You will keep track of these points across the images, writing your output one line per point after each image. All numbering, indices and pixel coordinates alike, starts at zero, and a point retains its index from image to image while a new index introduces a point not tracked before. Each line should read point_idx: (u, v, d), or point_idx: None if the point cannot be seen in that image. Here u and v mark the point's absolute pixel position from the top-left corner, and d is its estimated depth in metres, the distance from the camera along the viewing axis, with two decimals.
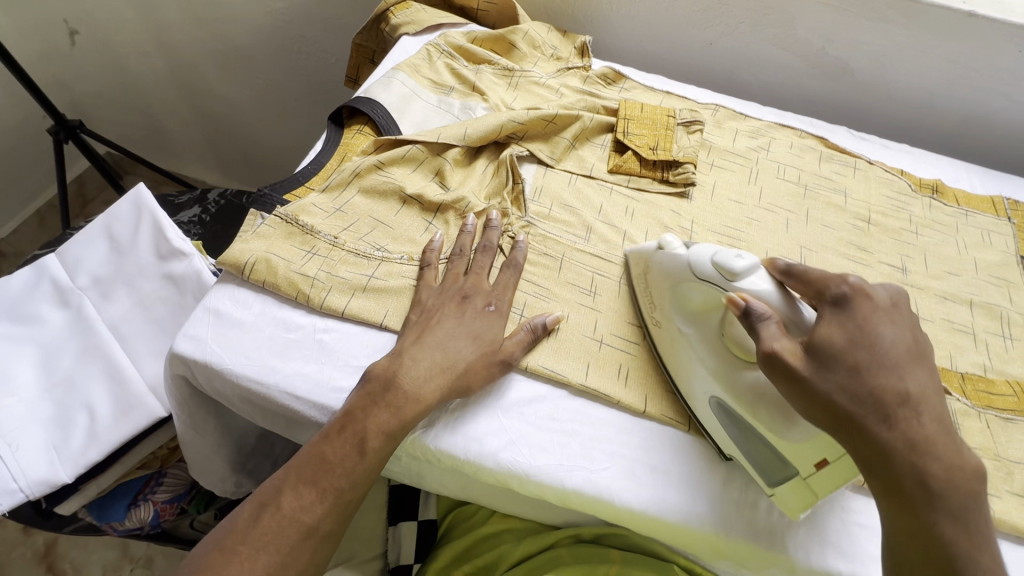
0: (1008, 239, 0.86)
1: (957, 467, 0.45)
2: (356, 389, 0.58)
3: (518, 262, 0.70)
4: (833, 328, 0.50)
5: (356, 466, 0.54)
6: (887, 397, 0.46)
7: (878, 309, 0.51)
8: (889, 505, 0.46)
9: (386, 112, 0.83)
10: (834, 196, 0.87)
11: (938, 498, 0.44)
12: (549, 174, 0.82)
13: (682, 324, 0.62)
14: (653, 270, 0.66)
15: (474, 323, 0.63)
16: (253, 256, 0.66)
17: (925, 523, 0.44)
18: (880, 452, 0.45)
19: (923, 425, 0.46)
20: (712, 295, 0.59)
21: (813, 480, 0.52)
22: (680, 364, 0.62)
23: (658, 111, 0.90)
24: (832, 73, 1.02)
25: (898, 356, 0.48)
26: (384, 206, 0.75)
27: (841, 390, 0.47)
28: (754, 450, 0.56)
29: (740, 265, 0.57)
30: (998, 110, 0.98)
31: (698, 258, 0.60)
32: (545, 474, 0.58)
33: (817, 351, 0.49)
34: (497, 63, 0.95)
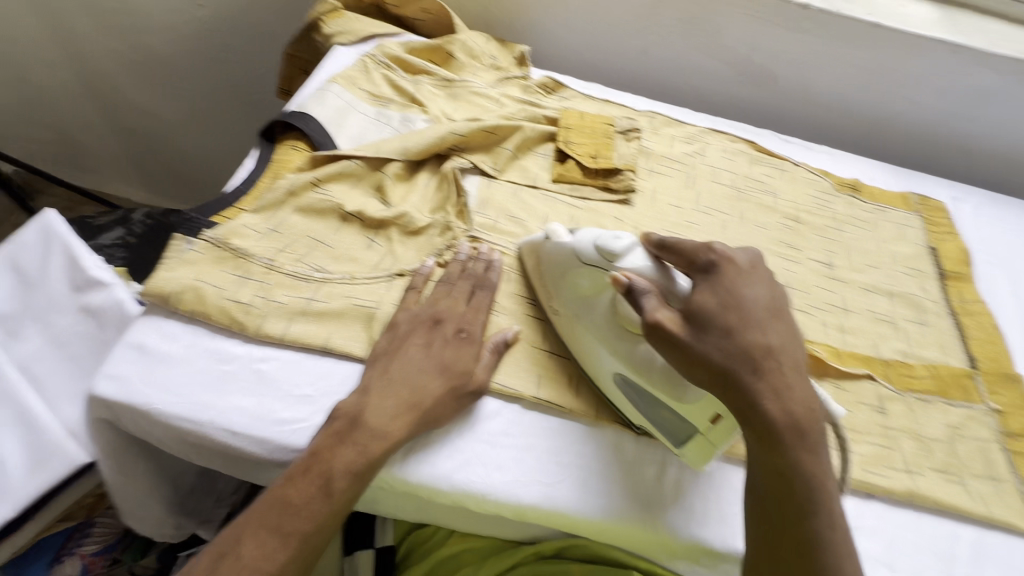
0: (919, 232, 0.93)
1: (807, 406, 0.51)
2: (322, 428, 0.55)
3: (491, 286, 0.68)
4: (706, 293, 0.54)
5: (321, 509, 0.51)
6: (755, 352, 0.51)
7: (741, 273, 0.55)
8: (760, 448, 0.50)
9: (321, 127, 0.80)
10: (764, 197, 0.91)
11: (796, 437, 0.50)
12: (493, 185, 0.82)
13: (575, 309, 0.64)
14: (544, 260, 0.67)
15: (443, 354, 0.61)
16: (179, 284, 0.62)
17: (789, 459, 0.49)
18: (749, 401, 0.50)
19: (783, 372, 0.51)
20: (598, 276, 0.62)
21: (712, 433, 0.56)
22: (584, 352, 0.63)
23: (597, 120, 0.91)
24: (759, 79, 1.08)
25: (760, 312, 0.53)
26: (323, 225, 0.72)
27: (717, 350, 0.51)
28: (657, 417, 0.59)
29: (620, 245, 0.60)
30: (904, 112, 1.07)
31: (583, 243, 0.63)
32: (502, 492, 0.58)
33: (694, 316, 0.52)
34: (436, 73, 0.94)
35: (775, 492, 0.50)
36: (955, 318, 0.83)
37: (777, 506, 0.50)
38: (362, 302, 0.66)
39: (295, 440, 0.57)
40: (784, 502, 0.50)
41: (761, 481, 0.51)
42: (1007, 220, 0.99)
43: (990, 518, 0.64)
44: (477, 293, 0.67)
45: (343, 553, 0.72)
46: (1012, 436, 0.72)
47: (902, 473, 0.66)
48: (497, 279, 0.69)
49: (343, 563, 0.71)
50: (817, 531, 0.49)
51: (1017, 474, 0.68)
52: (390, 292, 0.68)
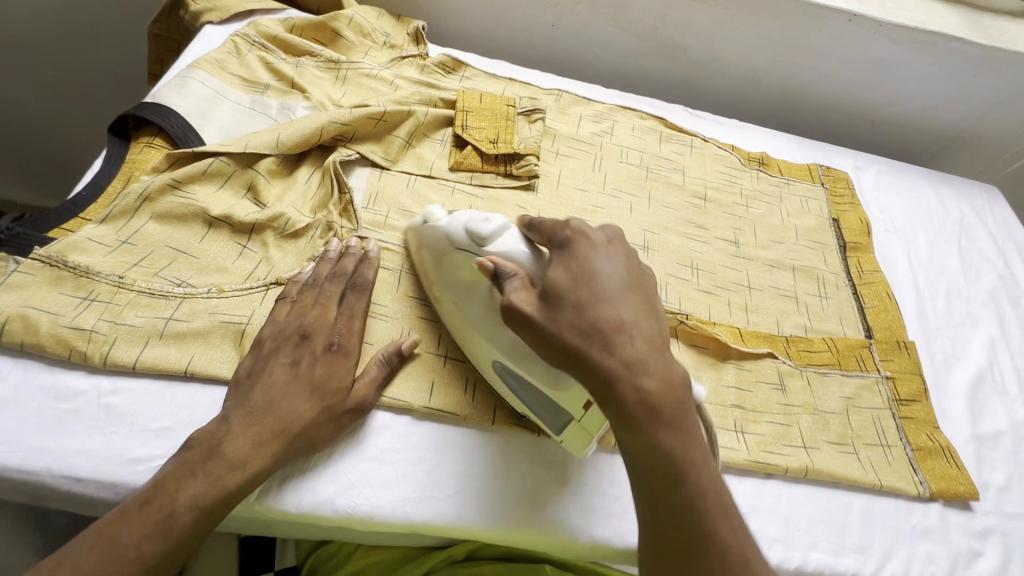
0: (822, 204, 0.94)
1: (669, 380, 0.47)
2: (174, 457, 0.51)
3: (365, 285, 0.62)
4: (559, 269, 0.50)
5: (156, 548, 0.46)
6: (606, 327, 0.47)
7: (593, 247, 0.52)
8: (621, 430, 0.46)
9: (182, 120, 0.71)
10: (672, 175, 0.90)
11: (654, 414, 0.45)
12: (384, 177, 0.76)
13: (455, 295, 0.60)
14: (422, 244, 0.64)
15: (312, 373, 0.57)
16: (2, 314, 0.54)
17: (646, 439, 0.45)
18: (602, 380, 0.45)
19: (635, 343, 0.47)
20: (472, 263, 0.59)
21: (586, 420, 0.54)
22: (464, 335, 0.61)
23: (498, 101, 0.86)
24: (669, 52, 1.05)
25: (612, 287, 0.49)
26: (185, 232, 0.65)
27: (568, 327, 0.47)
28: (541, 407, 0.56)
29: (487, 229, 0.57)
30: (811, 82, 1.07)
31: (455, 226, 0.60)
32: (389, 512, 0.54)
33: (546, 293, 0.49)
34: (320, 54, 0.86)
35: (642, 473, 0.46)
36: (854, 288, 0.85)
37: (648, 489, 0.46)
38: (232, 318, 0.60)
39: None
40: (650, 482, 0.46)
41: (631, 463, 0.47)
42: (904, 186, 1.02)
43: (880, 484, 0.66)
44: (353, 297, 0.62)
45: None
46: (902, 402, 0.74)
47: (799, 449, 0.67)
48: (375, 275, 0.64)
49: None
50: (688, 508, 0.45)
51: (905, 439, 0.71)
52: (265, 303, 0.62)
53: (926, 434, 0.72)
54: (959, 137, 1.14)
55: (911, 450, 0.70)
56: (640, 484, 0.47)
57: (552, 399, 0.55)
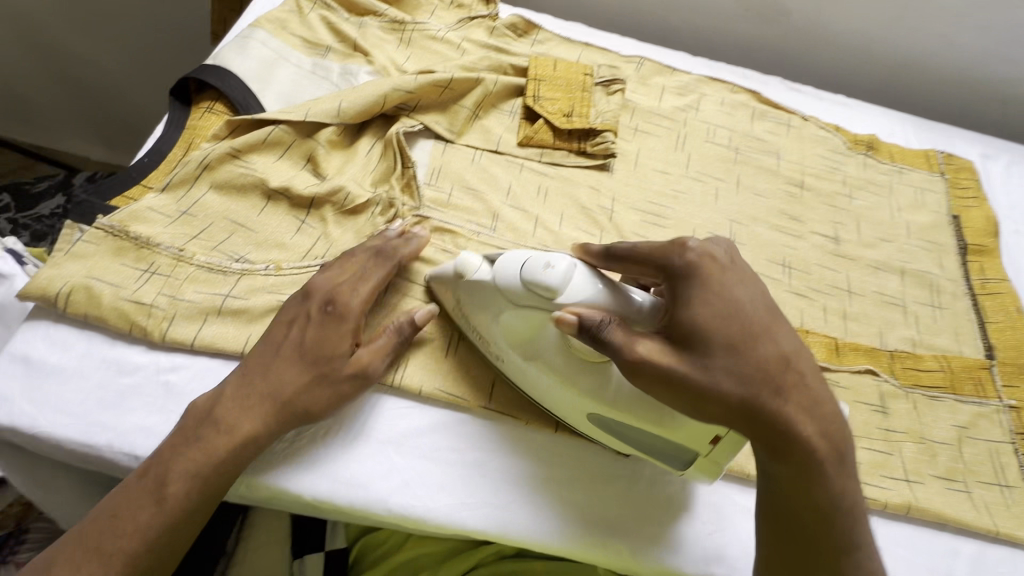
0: (941, 197, 0.81)
1: (836, 420, 0.44)
2: (173, 427, 0.49)
3: (389, 253, 0.57)
4: (697, 307, 0.43)
5: (152, 520, 0.45)
6: (772, 367, 0.42)
7: (724, 271, 0.45)
8: (794, 486, 0.43)
9: (243, 84, 0.68)
10: (765, 159, 0.80)
11: (832, 466, 0.43)
12: (448, 151, 0.70)
13: (521, 355, 0.52)
14: (464, 297, 0.55)
15: (304, 334, 0.51)
16: (67, 284, 0.53)
17: (826, 497, 0.43)
18: (788, 438, 0.42)
19: (807, 386, 0.43)
20: (536, 317, 0.50)
21: (714, 455, 0.48)
22: (542, 393, 0.53)
23: (573, 69, 0.78)
24: (768, 15, 0.92)
25: (763, 316, 0.43)
26: (244, 204, 0.62)
27: (731, 378, 0.41)
28: (645, 439, 0.50)
29: (553, 276, 0.48)
30: (938, 53, 0.92)
31: (506, 280, 0.51)
32: (441, 516, 0.51)
33: (690, 339, 0.42)
34: (384, 13, 0.80)
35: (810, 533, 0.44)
36: (974, 299, 0.74)
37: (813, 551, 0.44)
38: None
39: None
40: (818, 541, 0.44)
41: (793, 521, 0.44)
42: None
43: (995, 531, 0.58)
44: (370, 265, 0.56)
45: (291, 557, 0.67)
46: None
47: (900, 482, 0.59)
48: (410, 256, 0.58)
49: (292, 567, 0.66)
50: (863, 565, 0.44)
51: None
52: None
53: None
54: None
55: None
56: (808, 549, 0.44)
57: (672, 441, 0.48)
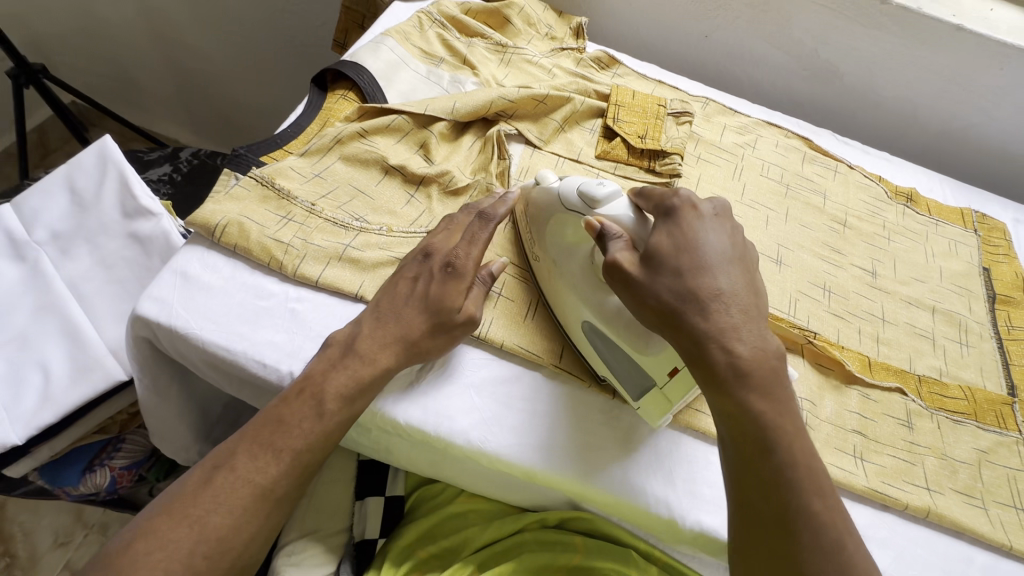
0: (973, 250, 0.89)
1: (760, 350, 0.49)
2: (317, 354, 0.58)
3: (492, 217, 0.63)
4: (663, 236, 0.53)
5: (313, 428, 0.54)
6: (703, 291, 0.50)
7: (698, 219, 0.54)
8: (712, 394, 0.49)
9: (373, 79, 0.80)
10: (813, 196, 0.89)
11: (748, 383, 0.48)
12: (536, 155, 0.81)
13: (557, 255, 0.64)
14: (531, 202, 0.68)
15: (427, 289, 0.60)
16: (224, 218, 0.64)
17: (737, 402, 0.48)
18: (696, 341, 0.49)
19: (731, 315, 0.49)
20: (580, 223, 0.61)
21: (668, 390, 0.56)
22: (553, 295, 0.65)
23: (649, 100, 0.89)
24: (822, 76, 1.03)
25: (713, 257, 0.52)
26: (365, 175, 0.73)
27: (668, 290, 0.50)
28: (618, 364, 0.60)
29: (602, 192, 0.59)
30: (977, 126, 1.01)
31: (567, 189, 0.62)
32: (514, 453, 0.59)
33: (649, 257, 0.52)
34: (490, 37, 0.93)
35: (734, 444, 0.49)
36: (1000, 342, 0.80)
37: (742, 461, 0.48)
38: (398, 255, 0.67)
39: None
40: (742, 451, 0.48)
41: (725, 431, 0.49)
42: None
43: (1009, 546, 0.62)
44: (477, 227, 0.63)
45: (354, 498, 0.75)
46: None
47: (922, 489, 0.64)
48: (507, 212, 0.65)
49: (354, 507, 0.75)
50: (782, 477, 0.46)
51: None
52: None
53: None
54: None
55: None
56: (737, 456, 0.48)
57: (638, 364, 0.57)
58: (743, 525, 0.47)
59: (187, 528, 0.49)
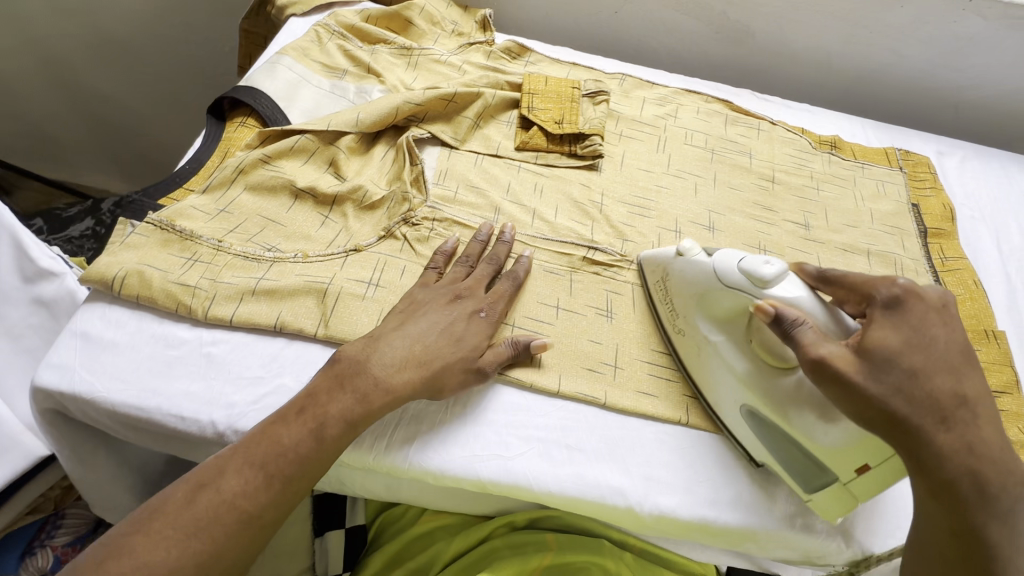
0: (901, 188, 0.90)
1: (1003, 468, 0.45)
2: (322, 369, 0.56)
3: (518, 276, 0.66)
4: (887, 330, 0.49)
5: (310, 452, 0.51)
6: (946, 401, 0.46)
7: (929, 310, 0.50)
8: (937, 509, 0.45)
9: (272, 102, 0.77)
10: (739, 158, 0.88)
11: (984, 501, 0.44)
12: (453, 156, 0.79)
13: (712, 337, 0.60)
14: (674, 275, 0.63)
15: (457, 324, 0.61)
16: (122, 269, 0.60)
17: (970, 524, 0.44)
18: (937, 453, 0.45)
19: (978, 425, 0.46)
20: (740, 301, 0.56)
21: (853, 485, 0.52)
22: (706, 375, 0.61)
23: (562, 84, 0.87)
24: (734, 37, 1.03)
25: (953, 357, 0.48)
26: (274, 202, 0.70)
27: (898, 392, 0.46)
28: (785, 455, 0.56)
29: (770, 271, 0.54)
30: (888, 66, 1.02)
31: (725, 265, 0.57)
32: (457, 467, 0.57)
33: (872, 354, 0.47)
34: (393, 41, 0.90)
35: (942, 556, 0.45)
36: (936, 274, 0.81)
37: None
38: (315, 279, 0.64)
39: (243, 424, 0.56)
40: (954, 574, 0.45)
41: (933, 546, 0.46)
42: (993, 173, 0.97)
43: None
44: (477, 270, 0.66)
45: (314, 535, 0.73)
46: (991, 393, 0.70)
47: None
48: (527, 269, 0.68)
49: (315, 544, 0.72)
50: None
51: None
52: (344, 268, 0.66)
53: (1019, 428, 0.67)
54: None
55: None
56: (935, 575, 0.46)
57: (817, 460, 0.53)
58: None
59: (163, 553, 0.44)
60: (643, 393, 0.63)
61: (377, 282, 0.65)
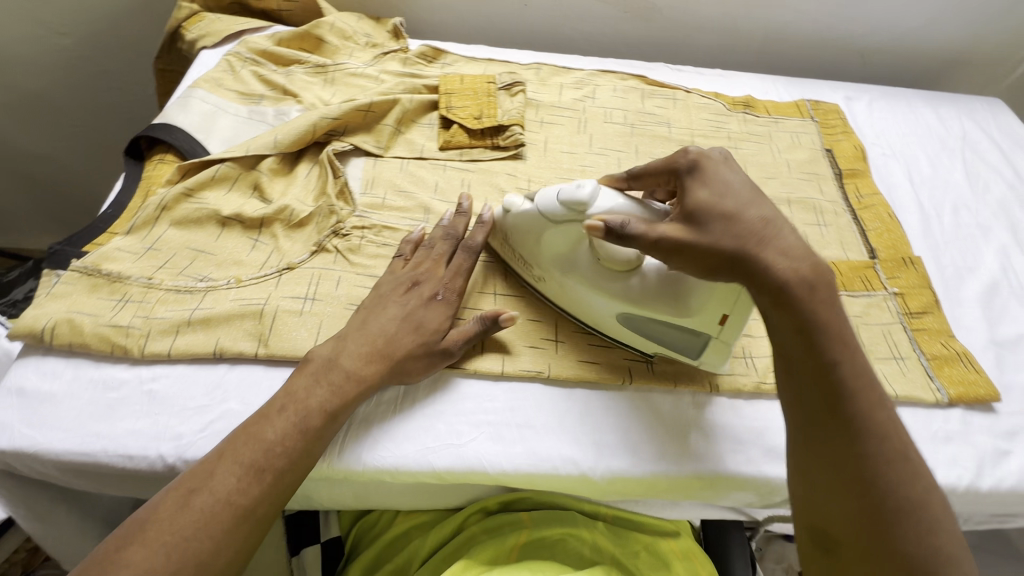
0: (814, 136, 0.94)
1: (813, 263, 0.49)
2: (295, 372, 0.58)
3: (473, 247, 0.68)
4: (697, 190, 0.52)
5: (297, 445, 0.53)
6: (756, 225, 0.49)
7: (718, 162, 0.54)
8: (779, 315, 0.49)
9: (189, 136, 0.78)
10: (658, 128, 0.91)
11: (811, 293, 0.48)
12: (379, 163, 0.80)
13: (562, 269, 0.63)
14: (513, 233, 0.66)
15: (418, 312, 0.63)
16: (50, 320, 0.60)
17: (803, 316, 0.48)
18: (767, 272, 0.48)
19: (786, 235, 0.50)
20: (574, 230, 0.60)
21: (724, 335, 0.57)
22: (577, 304, 0.64)
23: (478, 80, 0.89)
24: (642, 14, 1.06)
25: (748, 192, 0.52)
26: (202, 234, 0.70)
27: (725, 236, 0.49)
28: (666, 334, 0.61)
29: (585, 192, 0.58)
30: (791, 22, 1.07)
31: (547, 203, 0.61)
32: (411, 463, 0.58)
33: (692, 214, 0.51)
34: (307, 61, 0.90)
35: (799, 360, 0.49)
36: (854, 213, 0.85)
37: (807, 381, 0.49)
38: (251, 302, 0.64)
39: (192, 453, 0.56)
40: (809, 371, 0.48)
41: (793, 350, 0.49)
42: (900, 110, 1.02)
43: (896, 395, 0.66)
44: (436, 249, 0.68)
45: (291, 554, 0.72)
46: (912, 315, 0.74)
47: None
48: (485, 237, 0.69)
49: (292, 561, 0.73)
50: (849, 388, 0.47)
51: (919, 348, 0.71)
52: (279, 287, 0.67)
53: (940, 342, 0.71)
54: (956, 57, 1.13)
55: (927, 359, 0.70)
56: (800, 377, 0.49)
57: (687, 328, 0.58)
58: (806, 441, 0.49)
59: (163, 559, 0.45)
60: (586, 361, 0.65)
61: (314, 296, 0.66)
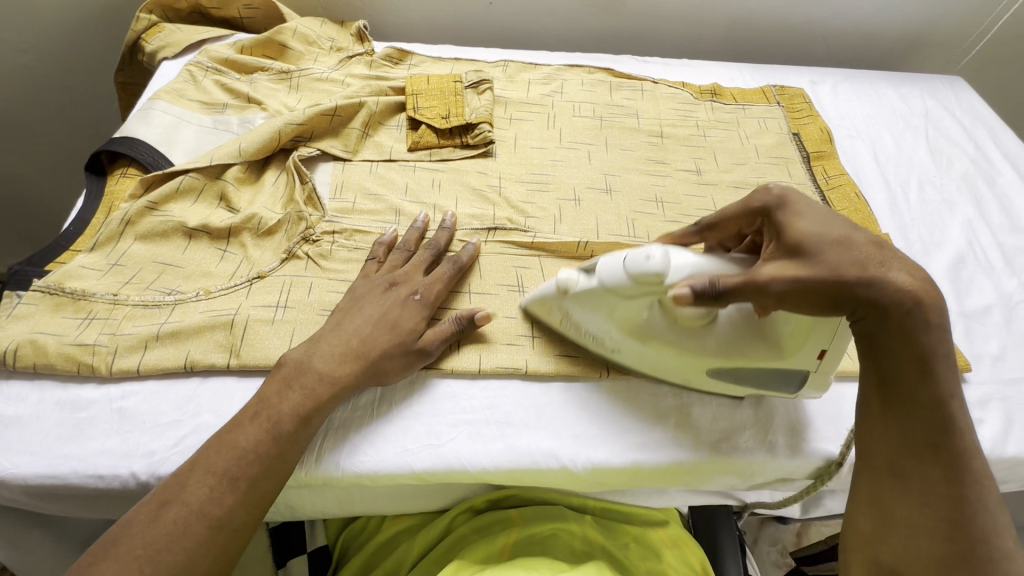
0: (781, 121, 0.95)
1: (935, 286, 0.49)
2: (269, 378, 0.58)
3: (458, 259, 0.68)
4: (795, 221, 0.52)
5: (271, 451, 0.52)
6: (871, 248, 0.49)
7: (804, 196, 0.55)
8: (897, 340, 0.48)
9: (150, 148, 0.76)
10: (627, 120, 0.92)
11: (938, 322, 0.48)
12: (347, 167, 0.79)
13: (636, 338, 0.59)
14: (571, 307, 0.60)
15: (394, 312, 0.62)
16: (12, 342, 0.59)
17: (927, 346, 0.48)
18: (890, 293, 0.47)
19: (899, 254, 0.50)
20: (641, 299, 0.55)
21: (822, 367, 0.57)
22: (659, 367, 0.60)
23: (445, 80, 0.89)
24: (607, 8, 1.07)
25: (844, 218, 0.52)
26: (169, 246, 0.69)
27: (844, 261, 0.48)
28: (762, 377, 0.59)
29: (658, 261, 0.52)
30: (753, 10, 1.08)
31: (609, 276, 0.55)
32: (390, 465, 0.58)
33: (798, 251, 0.49)
34: (270, 67, 0.89)
35: (906, 388, 0.49)
36: (822, 194, 0.86)
37: (910, 410, 0.49)
38: (220, 313, 0.63)
39: (165, 469, 0.55)
40: (917, 401, 0.48)
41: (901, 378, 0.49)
42: (864, 92, 1.03)
43: None
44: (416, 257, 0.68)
45: (276, 567, 0.72)
46: None
47: None
48: (471, 259, 0.70)
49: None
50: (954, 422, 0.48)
51: None
52: (249, 296, 0.66)
53: None
54: (916, 38, 1.15)
55: None
56: (905, 403, 0.49)
57: (785, 367, 0.58)
58: (900, 465, 0.49)
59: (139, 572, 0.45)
60: (563, 356, 0.65)
61: (285, 304, 0.65)
